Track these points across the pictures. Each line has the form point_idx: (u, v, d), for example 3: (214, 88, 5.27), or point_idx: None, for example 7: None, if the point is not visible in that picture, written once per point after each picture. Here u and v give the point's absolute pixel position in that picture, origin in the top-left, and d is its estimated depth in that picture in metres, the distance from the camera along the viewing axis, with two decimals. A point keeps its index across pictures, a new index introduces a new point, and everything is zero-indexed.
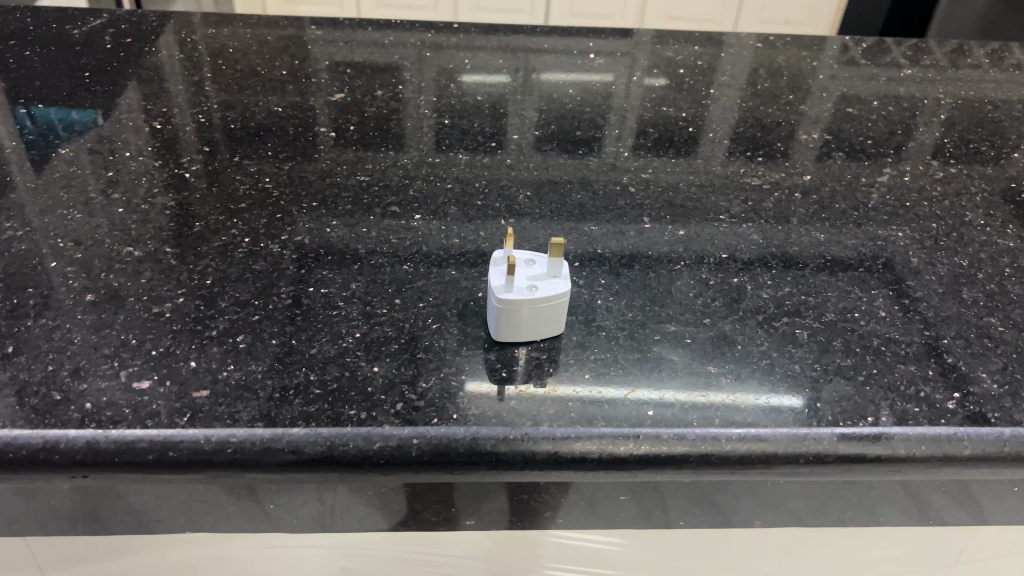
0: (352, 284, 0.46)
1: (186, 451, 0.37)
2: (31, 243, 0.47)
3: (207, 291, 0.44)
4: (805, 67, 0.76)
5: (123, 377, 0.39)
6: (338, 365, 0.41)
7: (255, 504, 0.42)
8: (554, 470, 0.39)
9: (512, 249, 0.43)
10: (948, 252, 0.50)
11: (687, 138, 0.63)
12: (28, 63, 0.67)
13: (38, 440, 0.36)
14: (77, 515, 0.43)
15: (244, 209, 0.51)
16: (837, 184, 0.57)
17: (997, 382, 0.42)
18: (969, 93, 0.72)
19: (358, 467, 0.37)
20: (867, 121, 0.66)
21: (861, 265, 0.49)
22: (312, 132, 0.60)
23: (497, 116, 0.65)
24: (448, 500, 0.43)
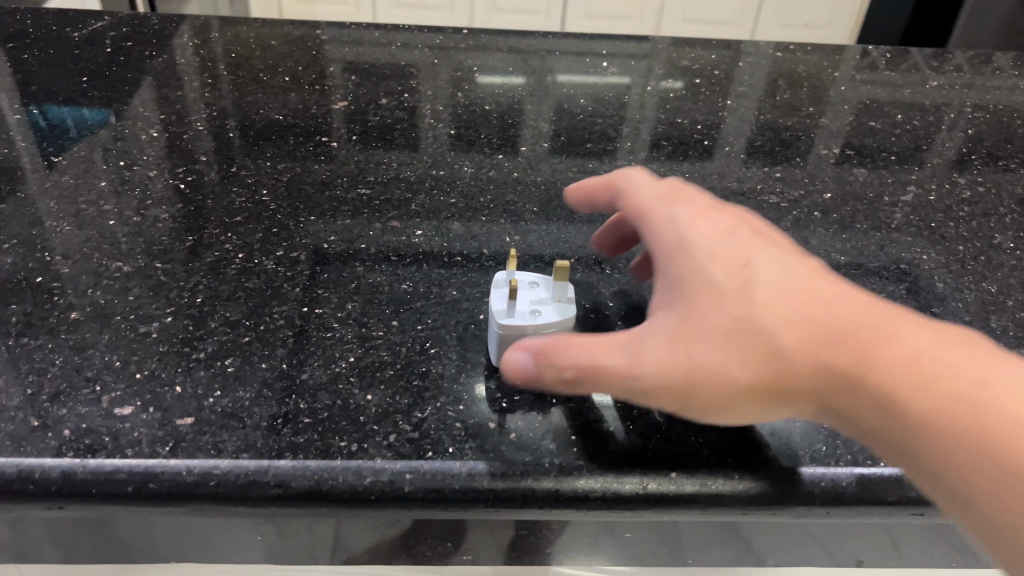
0: (348, 304, 0.44)
1: (167, 483, 0.35)
2: (17, 256, 0.45)
3: (197, 310, 0.42)
4: (826, 77, 0.73)
5: (104, 402, 0.37)
6: (329, 393, 0.39)
7: (242, 534, 0.40)
8: (554, 508, 0.36)
9: (513, 273, 0.41)
10: (976, 278, 0.48)
11: (702, 151, 0.60)
12: (25, 67, 0.66)
13: (12, 470, 0.35)
14: (57, 544, 0.41)
15: (239, 223, 0.49)
16: (859, 203, 0.54)
17: None
18: (998, 106, 0.69)
19: (348, 503, 0.36)
20: (891, 135, 0.63)
21: (885, 290, 0.47)
22: (314, 142, 0.58)
23: (505, 125, 0.63)
24: (444, 534, 0.41)
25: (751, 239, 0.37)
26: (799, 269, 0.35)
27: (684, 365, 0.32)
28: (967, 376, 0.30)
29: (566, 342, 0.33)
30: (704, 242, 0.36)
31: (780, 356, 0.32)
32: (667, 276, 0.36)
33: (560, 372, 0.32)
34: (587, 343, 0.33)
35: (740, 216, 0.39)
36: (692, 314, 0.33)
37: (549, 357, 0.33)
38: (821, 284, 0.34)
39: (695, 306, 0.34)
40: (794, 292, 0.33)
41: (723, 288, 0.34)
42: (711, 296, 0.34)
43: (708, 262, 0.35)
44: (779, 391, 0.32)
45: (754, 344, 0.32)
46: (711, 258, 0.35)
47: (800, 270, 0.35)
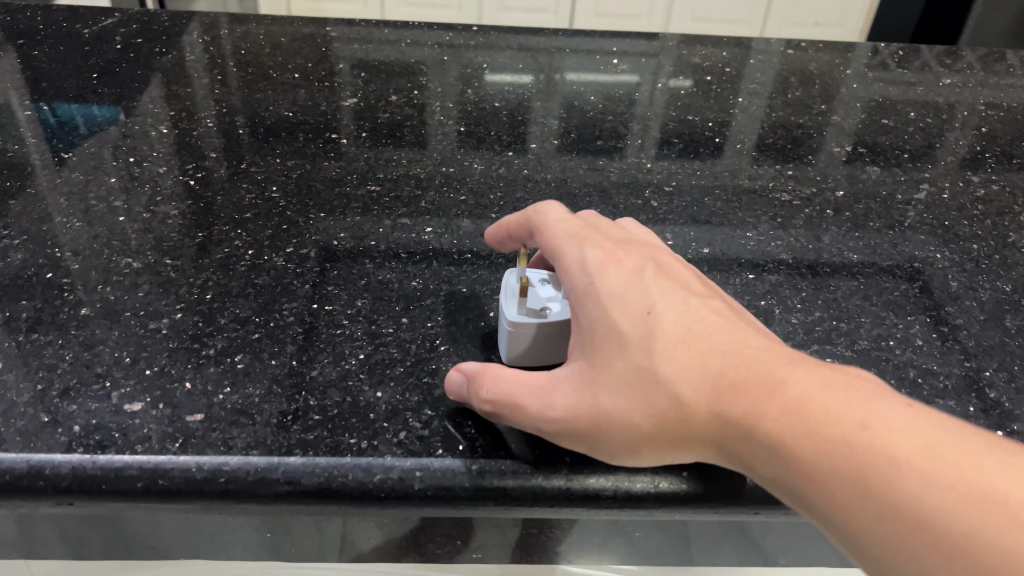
0: (358, 301, 0.43)
1: (176, 480, 0.35)
2: (28, 252, 0.45)
3: (206, 307, 0.42)
4: (838, 75, 0.73)
5: (115, 398, 0.37)
6: (339, 390, 0.38)
7: (251, 531, 0.40)
8: (565, 506, 0.36)
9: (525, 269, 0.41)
10: (990, 277, 0.47)
11: (713, 149, 0.60)
12: (35, 63, 0.66)
13: (23, 465, 0.35)
14: (67, 540, 0.41)
15: (248, 219, 0.49)
16: (872, 201, 0.54)
17: None
18: (1012, 104, 0.68)
19: (358, 501, 0.35)
20: (903, 133, 0.63)
21: (898, 289, 0.46)
22: (323, 139, 0.58)
23: (515, 122, 0.62)
24: (453, 532, 0.41)
25: (672, 285, 0.37)
26: (710, 319, 0.36)
27: (588, 411, 0.34)
28: (873, 434, 0.30)
29: (496, 374, 0.36)
30: (621, 283, 0.37)
31: (680, 407, 0.33)
32: (578, 320, 0.37)
33: (488, 406, 0.36)
34: (508, 380, 0.36)
35: (648, 257, 0.39)
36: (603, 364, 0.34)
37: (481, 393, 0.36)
38: (729, 333, 0.35)
39: (600, 355, 0.35)
40: (704, 346, 0.34)
41: (627, 337, 0.35)
42: (612, 343, 0.35)
43: (613, 305, 0.36)
44: (677, 438, 0.34)
45: (655, 392, 0.33)
46: (615, 303, 0.36)
47: (710, 317, 0.36)
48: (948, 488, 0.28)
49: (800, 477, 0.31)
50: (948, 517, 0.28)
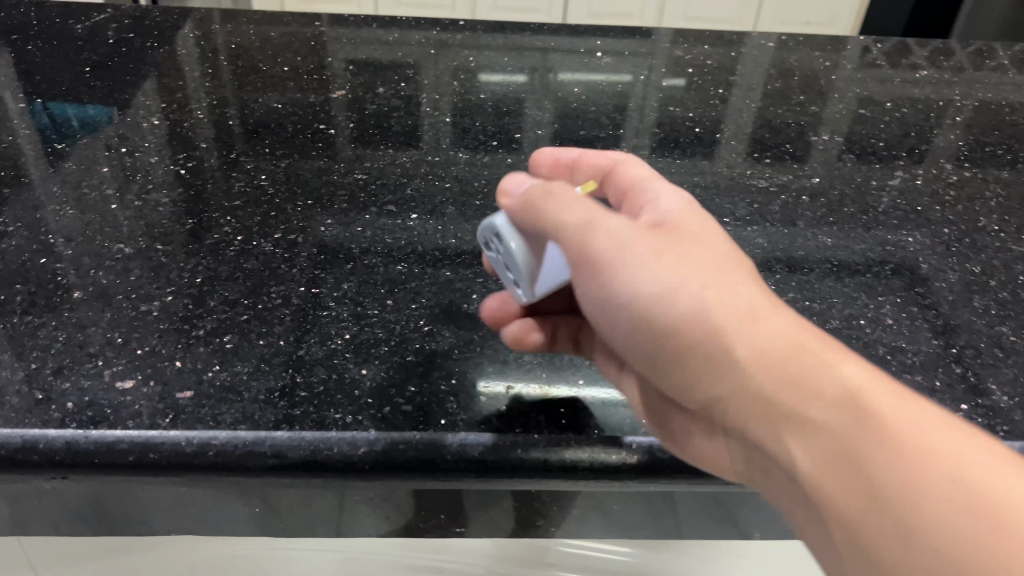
0: (344, 284, 0.45)
1: (168, 453, 0.36)
2: (22, 238, 0.46)
3: (196, 290, 0.43)
4: (818, 67, 0.74)
5: (107, 376, 0.38)
6: (325, 367, 0.40)
7: (243, 507, 0.41)
8: (543, 477, 0.38)
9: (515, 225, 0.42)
10: (960, 259, 0.49)
11: (694, 139, 0.62)
12: (29, 58, 0.67)
13: (18, 440, 0.36)
14: (62, 517, 0.42)
15: (238, 207, 0.50)
16: (847, 187, 0.55)
17: (1007, 395, 0.41)
18: (988, 95, 0.70)
19: (342, 471, 0.37)
20: (880, 123, 0.64)
21: (870, 271, 0.48)
22: (312, 129, 0.60)
23: (500, 114, 0.64)
24: (438, 507, 0.42)
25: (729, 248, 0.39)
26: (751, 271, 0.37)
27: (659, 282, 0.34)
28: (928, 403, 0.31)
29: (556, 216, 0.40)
30: (688, 204, 0.38)
31: (692, 292, 0.34)
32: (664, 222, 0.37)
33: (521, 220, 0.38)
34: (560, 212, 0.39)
35: None
36: (645, 238, 0.35)
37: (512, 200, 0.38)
38: None
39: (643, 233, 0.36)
40: (743, 265, 0.35)
41: (679, 232, 0.36)
42: (659, 233, 0.36)
43: (706, 230, 0.36)
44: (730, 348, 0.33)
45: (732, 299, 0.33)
46: (708, 231, 0.36)
47: None
48: (994, 457, 0.29)
49: (788, 377, 0.32)
50: (994, 477, 0.28)
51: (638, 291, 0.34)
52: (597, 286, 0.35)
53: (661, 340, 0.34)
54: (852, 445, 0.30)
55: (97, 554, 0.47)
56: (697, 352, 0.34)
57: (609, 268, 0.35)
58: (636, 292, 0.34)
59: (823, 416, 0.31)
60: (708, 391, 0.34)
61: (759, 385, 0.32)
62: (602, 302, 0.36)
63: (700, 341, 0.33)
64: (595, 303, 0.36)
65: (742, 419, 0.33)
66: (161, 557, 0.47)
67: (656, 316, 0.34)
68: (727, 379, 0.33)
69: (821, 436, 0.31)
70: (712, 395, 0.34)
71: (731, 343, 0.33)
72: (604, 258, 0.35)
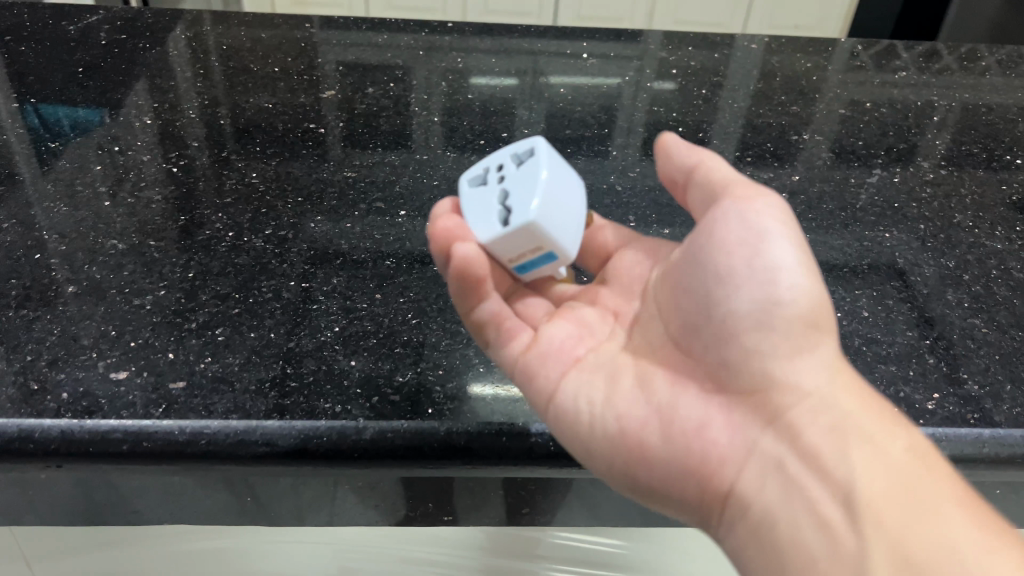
0: (334, 279, 0.46)
1: (161, 441, 0.37)
2: (16, 234, 0.47)
3: (188, 284, 0.44)
4: (800, 69, 0.76)
5: (101, 367, 0.39)
6: (314, 359, 0.41)
7: (234, 495, 0.42)
8: (530, 465, 0.40)
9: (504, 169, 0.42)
10: (935, 254, 0.50)
11: (677, 138, 0.63)
12: (22, 59, 0.68)
13: (15, 429, 0.37)
14: (57, 505, 0.43)
15: (229, 204, 0.51)
16: (826, 185, 0.57)
17: (978, 384, 0.42)
18: (966, 96, 0.71)
19: (331, 458, 0.38)
20: (860, 123, 0.65)
21: (847, 265, 0.49)
22: (303, 128, 0.61)
23: (488, 114, 0.65)
24: (425, 495, 0.43)
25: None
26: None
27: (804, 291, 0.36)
28: None
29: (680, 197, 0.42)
30: None
31: (827, 303, 0.36)
32: None
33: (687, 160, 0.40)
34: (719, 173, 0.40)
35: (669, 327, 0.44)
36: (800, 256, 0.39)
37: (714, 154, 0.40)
38: None
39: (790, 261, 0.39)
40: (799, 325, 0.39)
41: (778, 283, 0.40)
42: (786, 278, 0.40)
43: None
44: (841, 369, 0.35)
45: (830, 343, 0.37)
46: None
47: None
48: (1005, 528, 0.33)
49: (868, 402, 0.35)
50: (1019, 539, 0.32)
51: (792, 270, 0.35)
52: (756, 231, 0.36)
53: (787, 315, 0.35)
54: (914, 469, 0.33)
55: (89, 546, 0.48)
56: (808, 342, 0.35)
57: (785, 235, 0.36)
58: (785, 268, 0.35)
59: (898, 438, 0.34)
60: (793, 378, 0.35)
61: (846, 397, 0.35)
62: (751, 249, 0.36)
63: (812, 339, 0.35)
64: (744, 241, 0.36)
65: (807, 416, 0.35)
66: (153, 549, 0.48)
67: (795, 300, 0.35)
68: (820, 378, 0.35)
69: (894, 450, 0.33)
70: (796, 383, 0.35)
71: (836, 359, 0.36)
72: (782, 226, 0.36)
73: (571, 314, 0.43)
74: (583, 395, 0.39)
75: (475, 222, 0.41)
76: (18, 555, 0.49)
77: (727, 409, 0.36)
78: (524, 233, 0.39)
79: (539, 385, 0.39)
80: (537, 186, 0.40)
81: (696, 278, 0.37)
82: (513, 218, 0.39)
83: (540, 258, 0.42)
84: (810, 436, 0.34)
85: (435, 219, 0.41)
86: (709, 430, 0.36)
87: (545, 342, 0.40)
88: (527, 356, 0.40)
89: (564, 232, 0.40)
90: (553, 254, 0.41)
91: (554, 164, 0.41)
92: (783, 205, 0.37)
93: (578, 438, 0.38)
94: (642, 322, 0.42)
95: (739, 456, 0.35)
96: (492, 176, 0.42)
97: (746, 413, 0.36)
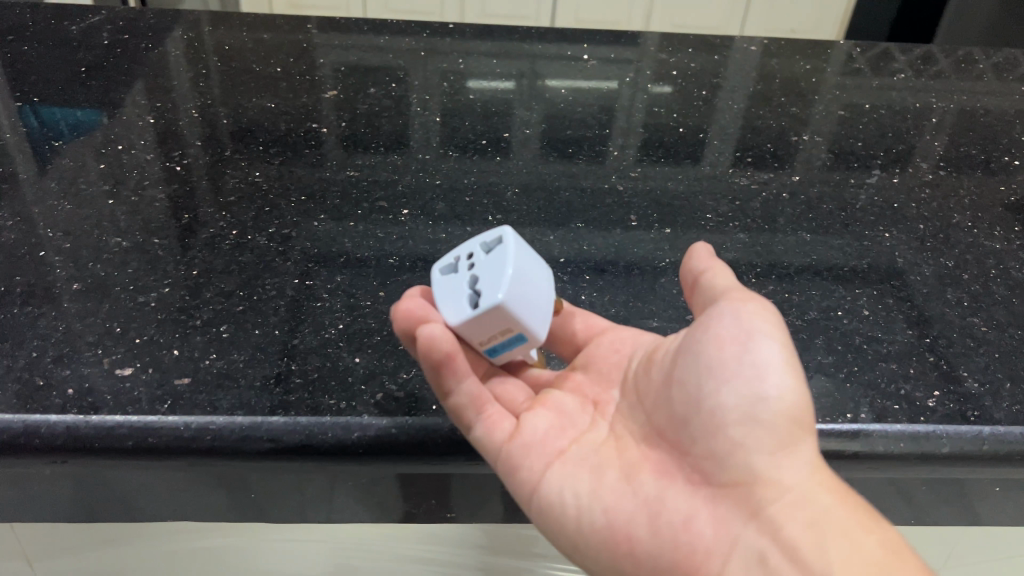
0: (337, 277, 0.46)
1: (166, 437, 0.38)
2: (20, 232, 0.47)
3: (192, 282, 0.44)
4: (799, 71, 0.76)
5: (106, 363, 0.39)
6: (319, 356, 0.41)
7: (237, 491, 0.43)
8: None
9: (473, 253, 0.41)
10: (934, 253, 0.50)
11: (678, 139, 0.63)
12: (25, 58, 0.68)
13: (21, 424, 0.37)
14: (61, 502, 0.43)
15: (233, 202, 0.51)
16: (826, 186, 0.57)
17: (977, 381, 0.42)
18: (963, 98, 0.72)
19: (336, 454, 0.38)
20: (858, 125, 0.66)
21: (847, 265, 0.49)
22: (305, 128, 0.61)
23: (489, 114, 0.65)
24: (428, 491, 0.44)
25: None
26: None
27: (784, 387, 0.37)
28: None
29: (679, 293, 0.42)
30: None
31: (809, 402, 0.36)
32: None
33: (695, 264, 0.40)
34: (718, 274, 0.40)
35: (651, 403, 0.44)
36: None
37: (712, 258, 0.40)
38: None
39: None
40: None
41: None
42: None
43: None
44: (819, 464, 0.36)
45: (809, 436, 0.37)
46: None
47: None
48: None
49: (844, 499, 0.35)
50: None
51: (778, 368, 0.36)
52: (746, 329, 0.37)
53: (773, 411, 0.35)
54: (891, 563, 0.33)
55: (90, 544, 0.48)
56: (791, 438, 0.36)
57: (775, 336, 0.37)
58: (773, 367, 0.36)
59: (873, 532, 0.34)
60: (774, 474, 0.35)
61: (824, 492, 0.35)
62: (741, 346, 0.36)
63: (795, 435, 0.36)
64: (735, 340, 0.36)
65: (787, 511, 0.35)
66: (153, 547, 0.48)
67: (782, 398, 0.36)
68: (800, 473, 0.35)
69: (870, 545, 0.34)
70: (777, 479, 0.35)
71: (816, 455, 0.36)
72: (772, 327, 0.37)
73: (552, 400, 0.42)
74: (569, 486, 0.38)
75: (444, 304, 0.40)
76: (18, 554, 0.49)
77: (711, 502, 0.36)
78: (494, 315, 0.38)
79: (523, 477, 0.39)
80: (504, 267, 0.39)
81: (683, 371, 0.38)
82: (482, 300, 0.38)
83: (510, 341, 0.40)
84: (790, 530, 0.35)
85: (400, 303, 0.39)
86: (695, 523, 0.36)
87: (528, 431, 0.40)
88: (512, 446, 0.39)
89: (533, 314, 0.39)
90: (523, 335, 0.40)
91: (522, 248, 0.40)
92: (775, 307, 0.38)
93: (563, 526, 0.38)
94: (624, 412, 0.42)
95: (723, 551, 0.36)
96: (461, 262, 0.41)
97: (730, 507, 0.36)
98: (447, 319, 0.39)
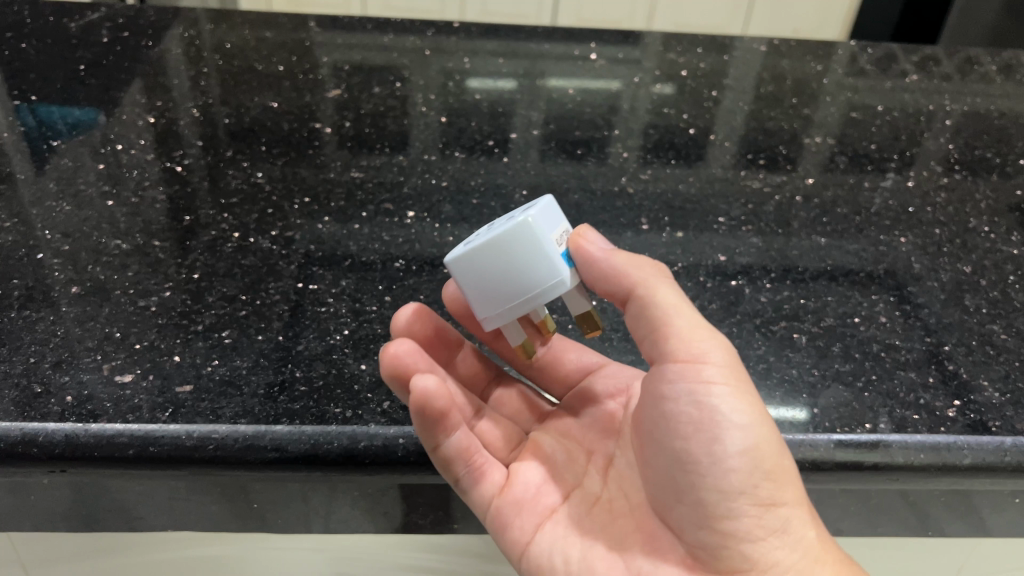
0: (342, 281, 0.45)
1: (167, 447, 0.36)
2: (18, 234, 0.46)
3: (194, 286, 0.43)
4: (809, 72, 0.75)
5: (105, 370, 0.38)
6: (324, 362, 0.40)
7: (240, 501, 0.42)
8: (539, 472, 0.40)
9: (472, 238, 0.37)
10: (952, 259, 0.49)
11: (688, 141, 0.62)
12: (24, 55, 0.67)
13: (17, 433, 0.36)
14: (58, 510, 0.42)
15: (234, 204, 0.50)
16: (840, 189, 0.56)
17: (998, 391, 0.41)
18: (976, 100, 0.71)
19: (342, 465, 0.37)
20: (871, 126, 0.65)
21: (864, 270, 0.48)
22: (308, 128, 0.60)
23: (496, 115, 0.64)
24: (435, 501, 0.43)
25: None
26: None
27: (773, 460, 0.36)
28: None
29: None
30: None
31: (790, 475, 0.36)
32: None
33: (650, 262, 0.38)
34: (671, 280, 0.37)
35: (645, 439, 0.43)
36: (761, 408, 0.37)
37: (662, 272, 0.36)
38: None
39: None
40: None
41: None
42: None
43: None
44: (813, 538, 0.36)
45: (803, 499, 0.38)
46: None
47: None
48: None
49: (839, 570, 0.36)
50: None
51: (751, 455, 0.35)
52: (711, 412, 0.35)
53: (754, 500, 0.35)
54: None
55: (88, 553, 0.47)
56: (779, 517, 0.36)
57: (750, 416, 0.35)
58: (751, 453, 0.35)
59: None
60: (764, 556, 0.36)
61: (820, 567, 0.36)
62: (712, 435, 0.35)
63: (781, 518, 0.36)
64: (701, 425, 0.35)
65: None
66: (153, 555, 0.47)
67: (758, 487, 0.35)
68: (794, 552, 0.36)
69: None
70: (771, 560, 0.36)
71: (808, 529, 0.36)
72: (745, 404, 0.35)
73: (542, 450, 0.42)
74: (560, 547, 0.39)
75: (518, 275, 0.35)
76: (14, 561, 0.47)
77: None
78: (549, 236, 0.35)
79: (512, 535, 0.39)
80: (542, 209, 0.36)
81: (671, 453, 0.36)
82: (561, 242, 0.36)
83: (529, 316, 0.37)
84: None
85: (390, 344, 0.37)
86: None
87: (518, 487, 0.40)
88: (500, 503, 0.39)
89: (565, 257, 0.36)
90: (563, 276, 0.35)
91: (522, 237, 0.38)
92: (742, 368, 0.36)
93: None
94: (618, 466, 0.41)
95: None
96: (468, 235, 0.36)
97: None
98: (547, 283, 0.35)
